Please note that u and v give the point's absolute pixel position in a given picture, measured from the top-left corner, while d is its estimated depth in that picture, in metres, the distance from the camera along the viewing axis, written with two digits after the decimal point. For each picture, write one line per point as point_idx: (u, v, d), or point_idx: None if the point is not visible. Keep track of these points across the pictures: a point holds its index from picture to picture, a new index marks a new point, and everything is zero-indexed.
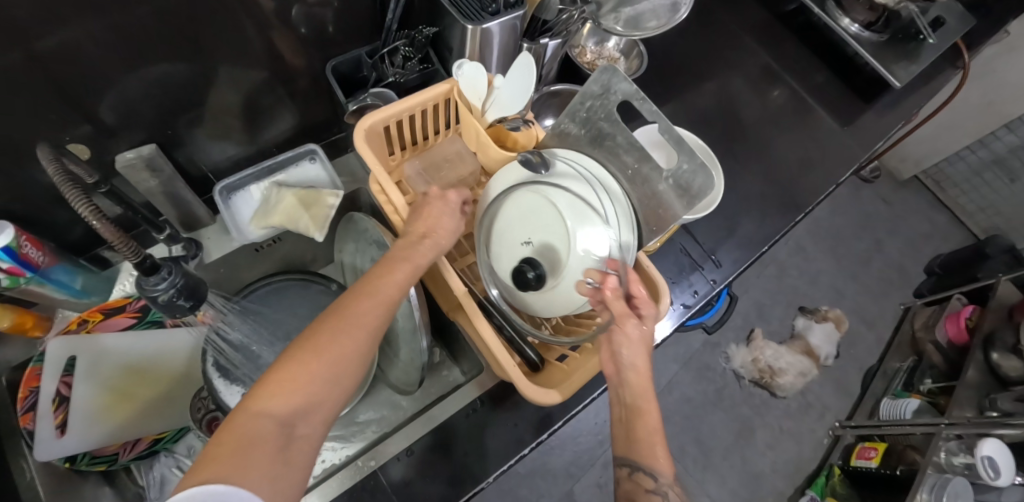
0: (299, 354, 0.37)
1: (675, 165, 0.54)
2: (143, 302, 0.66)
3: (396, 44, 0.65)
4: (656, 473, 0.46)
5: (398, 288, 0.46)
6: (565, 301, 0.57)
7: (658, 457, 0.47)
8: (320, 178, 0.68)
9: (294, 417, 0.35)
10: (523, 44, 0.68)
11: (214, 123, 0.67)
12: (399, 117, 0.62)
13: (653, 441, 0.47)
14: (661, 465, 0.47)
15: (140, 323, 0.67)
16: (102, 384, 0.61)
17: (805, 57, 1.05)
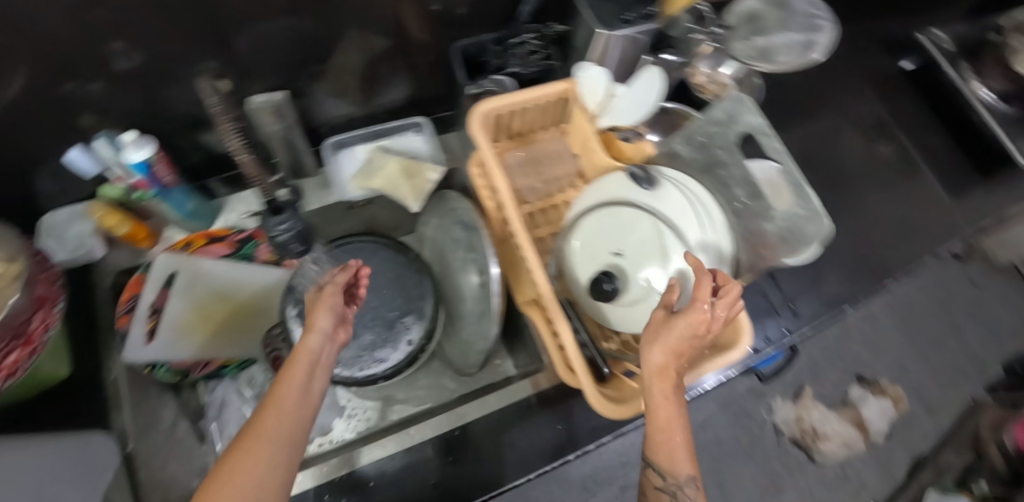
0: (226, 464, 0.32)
1: (789, 209, 0.52)
2: (241, 235, 0.68)
3: (526, 37, 0.66)
4: (663, 471, 0.46)
5: (318, 349, 0.41)
6: (644, 320, 0.58)
7: (678, 460, 0.45)
8: (422, 151, 0.70)
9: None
10: (643, 56, 0.68)
11: (333, 80, 0.69)
12: (515, 108, 0.63)
13: (669, 443, 0.44)
14: (682, 468, 0.45)
15: (234, 254, 0.68)
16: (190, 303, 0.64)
17: (924, 118, 0.99)
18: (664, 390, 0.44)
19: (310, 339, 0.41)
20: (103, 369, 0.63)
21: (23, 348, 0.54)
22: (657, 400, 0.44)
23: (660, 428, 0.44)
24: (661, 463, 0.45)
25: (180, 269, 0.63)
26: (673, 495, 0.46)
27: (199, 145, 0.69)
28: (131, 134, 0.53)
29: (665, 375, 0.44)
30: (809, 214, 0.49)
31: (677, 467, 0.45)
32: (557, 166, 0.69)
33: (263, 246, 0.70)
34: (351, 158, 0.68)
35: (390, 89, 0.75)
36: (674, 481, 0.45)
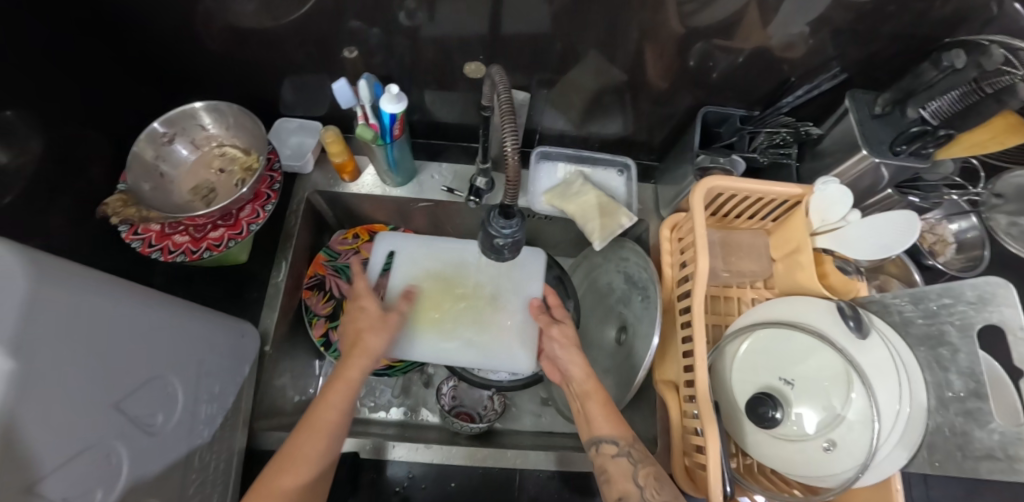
0: (274, 473, 0.45)
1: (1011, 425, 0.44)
2: (396, 234, 0.78)
3: (780, 129, 0.64)
4: (611, 438, 0.51)
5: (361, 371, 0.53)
6: (783, 459, 0.54)
7: (615, 424, 0.52)
8: (618, 192, 0.73)
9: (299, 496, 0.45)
10: (888, 190, 0.63)
11: (562, 94, 0.70)
12: (739, 193, 0.62)
13: (610, 410, 0.54)
14: (604, 429, 0.52)
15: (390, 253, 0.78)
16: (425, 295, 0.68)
17: None
18: (597, 398, 0.54)
19: (349, 371, 0.52)
20: (272, 269, 0.69)
21: (229, 230, 0.61)
22: (591, 409, 0.54)
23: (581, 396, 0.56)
24: None
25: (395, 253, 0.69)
26: (628, 461, 0.49)
27: (421, 108, 0.73)
28: (395, 88, 0.56)
29: (601, 397, 0.54)
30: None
31: (602, 430, 0.52)
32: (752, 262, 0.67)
33: None
34: (552, 174, 0.73)
35: (605, 121, 0.74)
36: (628, 446, 0.51)
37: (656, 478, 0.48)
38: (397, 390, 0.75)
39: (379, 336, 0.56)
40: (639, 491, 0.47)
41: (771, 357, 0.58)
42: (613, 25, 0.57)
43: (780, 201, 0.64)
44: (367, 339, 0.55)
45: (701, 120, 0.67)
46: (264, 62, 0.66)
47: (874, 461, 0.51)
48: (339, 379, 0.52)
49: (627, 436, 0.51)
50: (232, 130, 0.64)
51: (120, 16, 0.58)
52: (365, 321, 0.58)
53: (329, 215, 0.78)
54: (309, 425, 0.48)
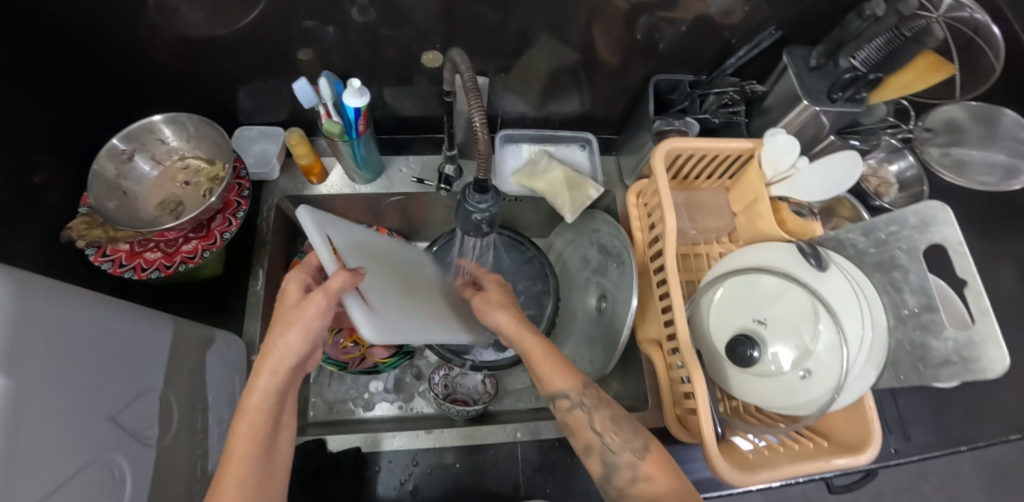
0: None
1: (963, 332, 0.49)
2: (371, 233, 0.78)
3: (726, 88, 0.67)
4: (562, 392, 0.50)
5: (268, 388, 0.42)
6: (766, 394, 0.57)
7: (567, 375, 0.50)
8: (582, 166, 0.75)
9: None
10: (831, 137, 0.67)
11: (520, 79, 0.72)
12: (696, 153, 0.66)
13: (563, 364, 0.51)
14: (558, 384, 0.50)
15: None
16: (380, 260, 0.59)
17: None
18: (551, 362, 0.51)
19: (255, 398, 0.42)
20: (249, 279, 0.68)
21: (202, 241, 0.60)
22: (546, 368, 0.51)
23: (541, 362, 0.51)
24: (619, 472, 0.46)
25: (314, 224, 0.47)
26: (582, 411, 0.49)
27: (382, 104, 0.74)
28: (356, 82, 0.57)
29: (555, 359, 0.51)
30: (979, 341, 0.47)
31: (559, 385, 0.50)
32: (714, 218, 0.71)
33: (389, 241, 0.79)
34: (518, 155, 0.74)
35: (564, 101, 0.77)
36: (580, 396, 0.49)
37: (612, 421, 0.48)
38: (391, 386, 0.75)
39: (311, 326, 0.43)
40: (598, 437, 0.48)
41: (745, 302, 0.61)
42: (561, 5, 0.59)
43: (734, 157, 0.67)
44: (281, 336, 0.42)
45: (654, 88, 0.70)
46: (218, 72, 0.65)
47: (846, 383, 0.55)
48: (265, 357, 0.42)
49: (573, 383, 0.50)
50: (194, 141, 0.63)
51: (62, 38, 0.56)
52: (289, 309, 0.44)
53: (300, 220, 0.78)
54: (240, 433, 0.41)
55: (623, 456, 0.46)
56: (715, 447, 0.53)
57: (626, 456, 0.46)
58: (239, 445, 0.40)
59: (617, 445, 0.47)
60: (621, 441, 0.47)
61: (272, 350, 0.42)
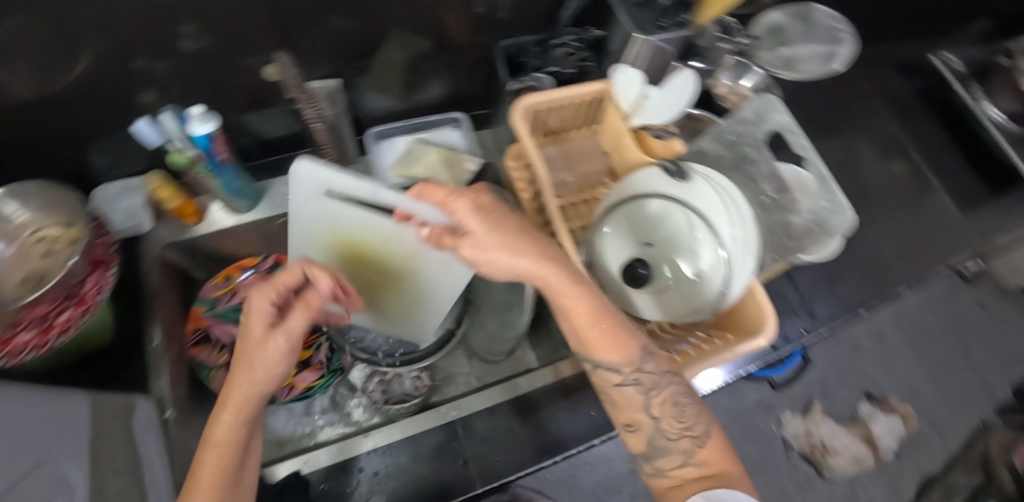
0: None
1: (815, 203, 0.56)
2: (269, 262, 0.76)
3: (565, 38, 0.71)
4: (616, 366, 0.49)
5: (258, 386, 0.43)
6: (670, 307, 0.61)
7: (619, 350, 0.49)
8: (458, 144, 0.74)
9: None
10: (675, 64, 0.71)
11: (380, 76, 0.74)
12: (553, 105, 0.67)
13: (615, 334, 0.49)
14: (610, 357, 0.49)
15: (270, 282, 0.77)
16: (402, 241, 0.57)
17: (938, 142, 1.02)
18: (604, 320, 0.49)
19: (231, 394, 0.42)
20: (145, 337, 0.65)
21: (77, 307, 0.56)
22: (581, 322, 0.49)
23: (594, 326, 0.49)
24: (671, 456, 0.49)
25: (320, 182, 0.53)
26: (637, 391, 0.50)
27: (246, 131, 0.73)
28: (198, 109, 0.57)
29: (604, 320, 0.49)
30: (833, 208, 0.53)
31: (609, 357, 0.49)
32: (589, 162, 0.74)
33: None
34: (393, 149, 0.73)
35: (427, 87, 0.79)
36: (634, 374, 0.49)
37: (672, 407, 0.50)
38: (328, 406, 0.74)
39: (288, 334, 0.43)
40: (653, 422, 0.50)
41: (633, 230, 0.64)
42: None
43: (591, 100, 0.69)
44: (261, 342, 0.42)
45: (503, 54, 0.73)
46: (54, 136, 0.61)
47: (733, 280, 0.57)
48: (244, 370, 0.43)
49: (634, 365, 0.49)
50: (43, 208, 0.60)
51: None
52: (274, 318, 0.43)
53: (192, 266, 0.75)
54: (212, 439, 0.42)
55: (679, 443, 0.49)
56: None
57: (681, 443, 0.49)
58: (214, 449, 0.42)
59: (674, 433, 0.49)
60: (677, 428, 0.49)
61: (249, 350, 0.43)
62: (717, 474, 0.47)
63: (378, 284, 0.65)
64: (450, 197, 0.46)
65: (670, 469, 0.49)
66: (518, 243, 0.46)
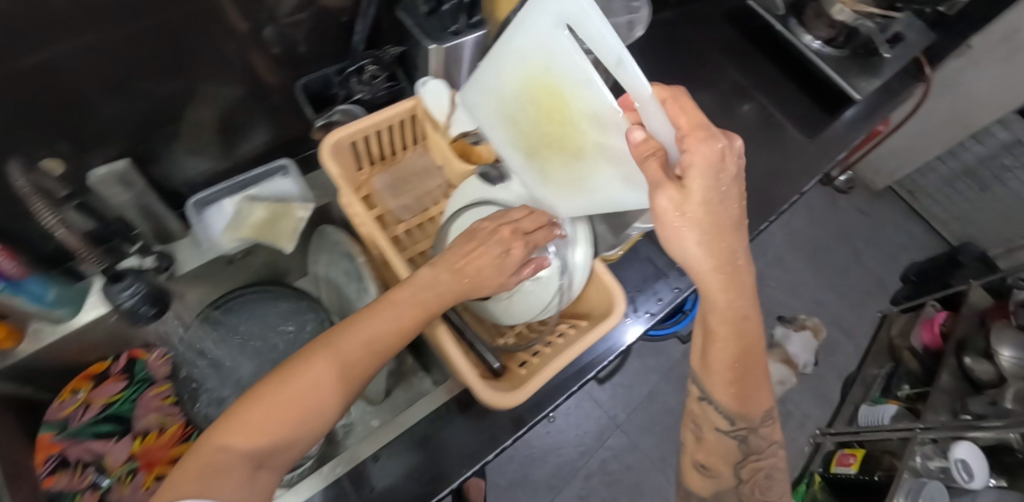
0: (247, 411, 0.40)
1: None
2: (123, 362, 0.73)
3: (362, 63, 0.67)
4: (733, 417, 0.54)
5: (371, 339, 0.46)
6: (522, 309, 0.61)
7: (740, 396, 0.52)
8: (291, 192, 0.71)
9: (256, 456, 0.39)
10: (488, 62, 0.69)
11: (190, 138, 0.69)
12: (366, 133, 0.64)
13: (756, 386, 0.52)
14: (745, 408, 0.53)
15: (128, 383, 0.73)
16: (611, 136, 0.45)
17: (772, 75, 1.08)
18: (750, 366, 0.51)
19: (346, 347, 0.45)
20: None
21: None
22: (723, 303, 0.46)
23: (732, 371, 0.51)
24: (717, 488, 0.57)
25: (567, 13, 0.40)
26: (736, 440, 0.54)
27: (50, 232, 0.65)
28: None
29: (736, 283, 0.45)
30: None
31: (745, 413, 0.53)
32: (425, 180, 0.71)
33: (149, 360, 0.75)
34: (220, 214, 0.68)
35: (252, 134, 0.76)
36: (741, 426, 0.54)
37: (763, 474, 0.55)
38: None
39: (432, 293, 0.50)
40: (733, 472, 0.55)
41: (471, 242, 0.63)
42: (177, 56, 0.56)
43: (403, 119, 0.66)
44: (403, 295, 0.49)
45: (306, 91, 0.67)
46: None
47: (571, 269, 0.59)
48: (350, 335, 0.46)
49: (747, 421, 0.54)
50: None
51: None
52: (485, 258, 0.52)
53: (29, 392, 0.67)
54: (285, 386, 0.41)
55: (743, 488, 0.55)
56: (475, 379, 0.52)
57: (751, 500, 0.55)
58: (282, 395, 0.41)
59: (745, 475, 0.55)
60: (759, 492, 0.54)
61: (412, 302, 0.49)
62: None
63: (558, 136, 0.51)
64: (692, 130, 0.38)
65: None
66: (722, 213, 0.40)
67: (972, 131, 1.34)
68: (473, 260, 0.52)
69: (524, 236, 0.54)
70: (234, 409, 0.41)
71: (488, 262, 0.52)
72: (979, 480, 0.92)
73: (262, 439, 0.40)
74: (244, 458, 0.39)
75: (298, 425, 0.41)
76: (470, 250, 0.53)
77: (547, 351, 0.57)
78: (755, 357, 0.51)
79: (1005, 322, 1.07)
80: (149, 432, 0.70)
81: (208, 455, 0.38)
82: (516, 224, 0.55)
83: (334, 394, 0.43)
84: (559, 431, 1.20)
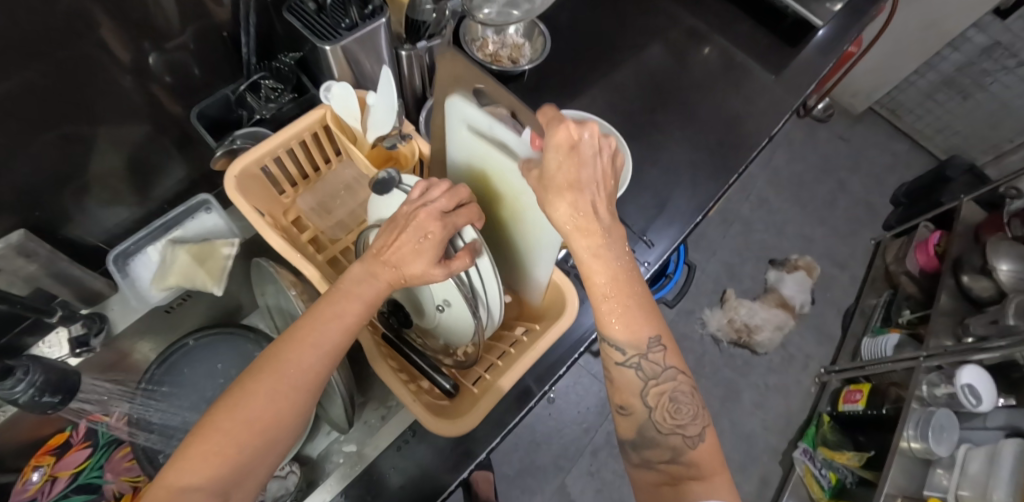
0: (207, 432, 0.34)
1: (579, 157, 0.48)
2: (85, 429, 0.69)
3: (256, 78, 0.61)
4: (622, 345, 0.41)
5: (327, 343, 0.39)
6: (457, 333, 0.54)
7: (632, 326, 0.41)
8: (218, 227, 0.67)
9: (220, 487, 0.34)
10: (401, 51, 0.62)
11: (98, 189, 0.64)
12: (276, 154, 0.58)
13: (634, 305, 0.41)
14: (625, 333, 0.41)
15: (95, 450, 0.68)
16: (515, 204, 0.47)
17: (726, 10, 1.00)
18: (620, 295, 0.40)
19: (302, 359, 0.37)
20: None
21: None
22: (586, 246, 0.39)
23: (604, 299, 0.40)
24: (655, 448, 0.41)
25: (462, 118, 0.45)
26: (637, 374, 0.41)
27: None
28: None
29: (587, 231, 0.38)
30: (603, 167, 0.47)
31: (622, 339, 0.41)
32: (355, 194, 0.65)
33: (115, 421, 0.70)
34: (145, 264, 0.65)
35: (169, 171, 0.71)
36: (636, 357, 0.41)
37: (669, 399, 0.41)
38: None
39: (370, 293, 0.42)
40: (647, 412, 0.42)
41: None
42: (53, 112, 0.52)
43: (318, 131, 0.60)
44: (357, 293, 0.41)
45: (205, 119, 0.61)
46: None
47: (481, 298, 0.49)
48: (296, 341, 0.38)
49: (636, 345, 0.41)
50: None
51: None
52: (405, 251, 0.41)
53: None
54: (234, 411, 0.35)
55: (670, 438, 0.41)
56: (420, 409, 0.47)
57: (674, 440, 0.41)
58: (236, 423, 0.35)
59: (666, 426, 0.41)
60: (671, 423, 0.41)
61: (354, 299, 0.41)
62: (704, 473, 0.39)
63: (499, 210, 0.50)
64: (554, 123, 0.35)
65: (659, 462, 0.41)
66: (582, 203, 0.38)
67: (948, 39, 1.31)
68: (396, 246, 0.41)
69: (442, 217, 0.41)
70: (197, 429, 0.35)
71: (408, 249, 0.41)
72: (987, 403, 0.86)
73: (222, 466, 0.34)
74: (210, 483, 0.33)
75: (263, 445, 0.36)
76: (390, 239, 0.42)
77: (500, 364, 0.53)
78: (625, 279, 0.40)
79: (1001, 235, 1.01)
80: (122, 496, 0.66)
81: (182, 485, 0.33)
82: (432, 203, 0.41)
83: (303, 403, 0.38)
84: (560, 412, 1.19)
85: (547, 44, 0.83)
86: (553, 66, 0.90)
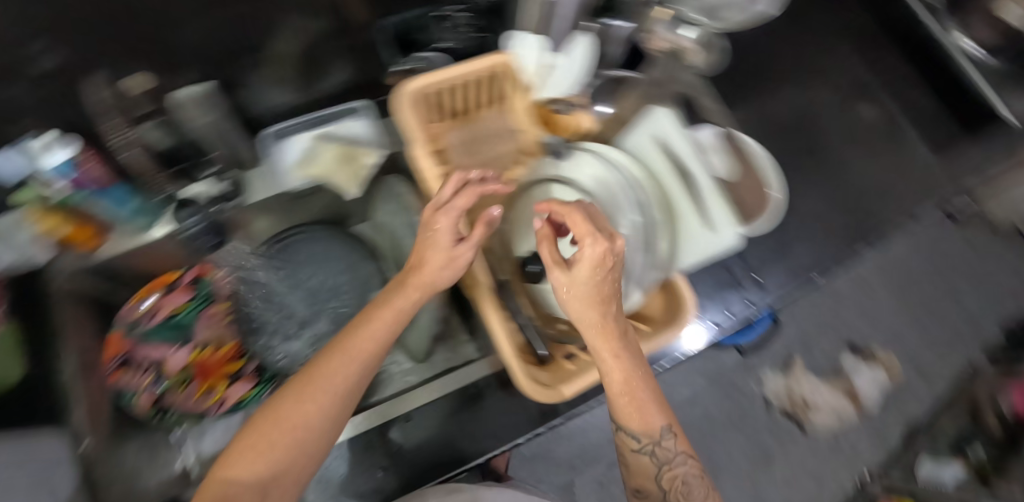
0: (258, 430, 0.38)
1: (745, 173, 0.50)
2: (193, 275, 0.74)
3: (453, 8, 0.62)
4: (636, 434, 0.45)
5: (386, 336, 0.43)
6: (579, 303, 0.56)
7: (646, 417, 0.44)
8: (362, 135, 0.70)
9: (269, 479, 0.38)
10: (588, 23, 0.63)
11: (273, 69, 0.69)
12: (447, 85, 0.59)
13: (645, 403, 0.44)
14: (634, 427, 0.44)
15: (193, 297, 0.73)
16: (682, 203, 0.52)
17: (913, 76, 0.92)
18: (630, 391, 0.43)
19: (371, 331, 0.42)
20: (56, 369, 0.62)
21: None
22: (605, 350, 0.41)
23: (619, 395, 0.43)
24: None
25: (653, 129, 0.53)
26: (650, 458, 0.45)
27: None
28: (56, 140, 0.54)
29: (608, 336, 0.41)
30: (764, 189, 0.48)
31: (631, 424, 0.44)
32: (500, 144, 0.66)
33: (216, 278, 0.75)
34: (291, 148, 0.68)
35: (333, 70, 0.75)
36: (651, 444, 0.45)
37: (682, 481, 0.46)
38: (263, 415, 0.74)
39: (451, 274, 0.45)
40: (662, 493, 0.46)
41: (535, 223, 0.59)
42: None
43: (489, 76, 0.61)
44: (439, 277, 0.44)
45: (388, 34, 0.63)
46: None
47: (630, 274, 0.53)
48: (370, 323, 0.42)
49: (649, 436, 0.45)
50: None
51: None
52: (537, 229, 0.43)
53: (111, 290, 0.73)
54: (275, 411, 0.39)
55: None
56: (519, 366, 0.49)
57: None
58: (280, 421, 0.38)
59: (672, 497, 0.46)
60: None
61: (421, 286, 0.44)
62: None
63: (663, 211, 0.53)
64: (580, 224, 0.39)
65: None
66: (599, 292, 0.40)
67: None
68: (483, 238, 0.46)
69: (563, 207, 0.42)
70: (246, 430, 0.39)
71: (538, 229, 0.43)
72: None
73: (272, 455, 0.38)
74: (266, 472, 0.37)
75: (324, 425, 0.40)
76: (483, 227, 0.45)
77: (599, 349, 0.55)
78: (642, 387, 0.43)
79: None
80: (206, 347, 0.72)
81: (253, 471, 0.37)
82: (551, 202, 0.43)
83: (351, 387, 0.41)
84: (591, 415, 1.17)
85: (721, 57, 0.80)
86: (713, 76, 0.86)
